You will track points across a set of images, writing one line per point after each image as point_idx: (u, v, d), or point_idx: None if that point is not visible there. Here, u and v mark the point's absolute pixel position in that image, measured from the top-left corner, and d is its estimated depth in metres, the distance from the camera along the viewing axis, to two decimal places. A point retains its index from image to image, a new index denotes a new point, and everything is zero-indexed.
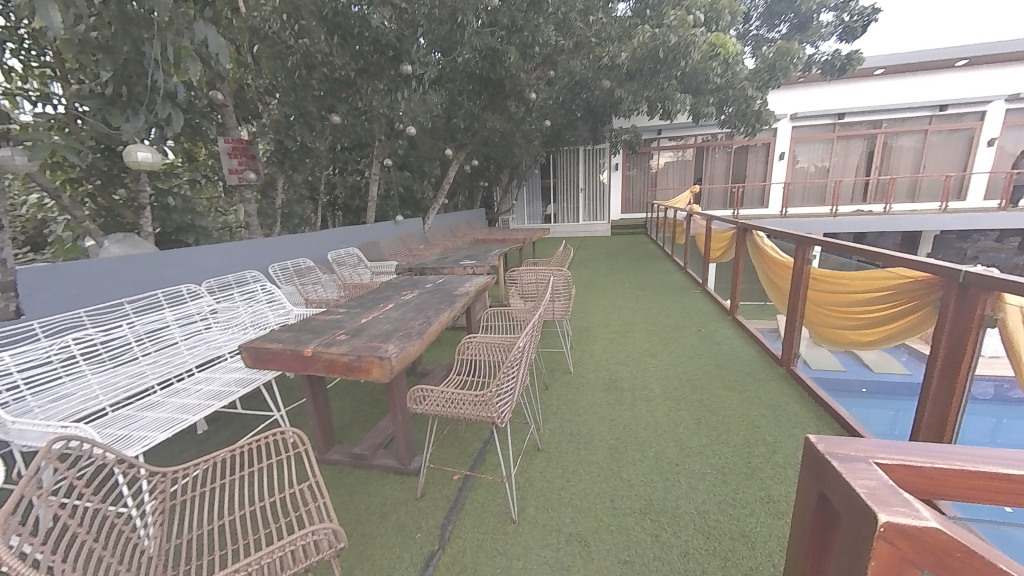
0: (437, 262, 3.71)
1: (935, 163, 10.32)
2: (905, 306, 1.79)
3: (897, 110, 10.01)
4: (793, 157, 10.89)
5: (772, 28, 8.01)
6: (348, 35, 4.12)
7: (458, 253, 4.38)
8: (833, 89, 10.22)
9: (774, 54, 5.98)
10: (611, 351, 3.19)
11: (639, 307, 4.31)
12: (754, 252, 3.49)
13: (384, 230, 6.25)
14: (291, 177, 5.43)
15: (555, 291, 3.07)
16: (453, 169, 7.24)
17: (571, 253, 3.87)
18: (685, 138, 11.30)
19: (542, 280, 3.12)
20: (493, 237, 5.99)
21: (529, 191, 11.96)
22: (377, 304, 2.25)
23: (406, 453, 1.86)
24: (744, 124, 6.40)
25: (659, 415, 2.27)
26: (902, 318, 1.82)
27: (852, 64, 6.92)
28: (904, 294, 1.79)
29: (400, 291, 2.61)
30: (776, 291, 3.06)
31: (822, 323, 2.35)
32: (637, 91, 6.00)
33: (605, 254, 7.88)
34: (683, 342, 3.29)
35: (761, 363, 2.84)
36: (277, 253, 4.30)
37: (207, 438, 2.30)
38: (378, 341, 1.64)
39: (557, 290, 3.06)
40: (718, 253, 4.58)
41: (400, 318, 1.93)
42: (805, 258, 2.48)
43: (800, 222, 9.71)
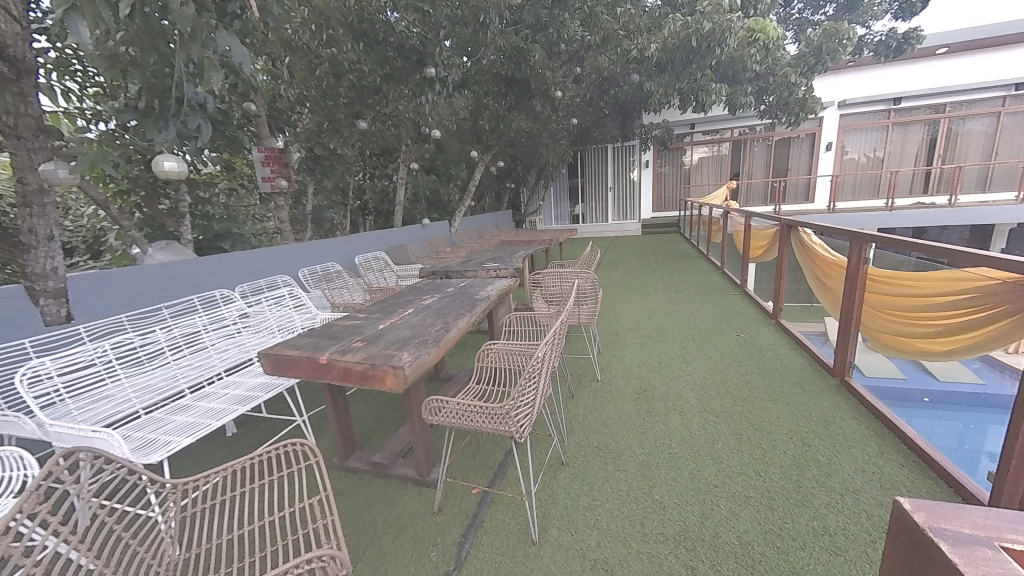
0: (461, 265, 3.67)
1: (1010, 147, 9.29)
2: (991, 311, 1.55)
3: (961, 91, 9.13)
4: (841, 148, 10.16)
5: (817, 10, 7.41)
6: (374, 42, 4.15)
7: (483, 255, 4.32)
8: (887, 73, 9.45)
9: (821, 35, 5.52)
10: (642, 357, 3.02)
11: (672, 310, 4.09)
12: (799, 250, 3.21)
13: (411, 234, 6.27)
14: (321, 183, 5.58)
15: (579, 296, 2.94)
16: (480, 172, 7.23)
17: (599, 254, 3.72)
18: (720, 132, 10.78)
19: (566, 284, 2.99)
20: (520, 239, 5.92)
21: (556, 192, 11.82)
22: (397, 309, 2.21)
23: (425, 463, 1.80)
24: (787, 112, 5.97)
25: (694, 430, 2.09)
26: (988, 326, 1.57)
27: (910, 43, 6.35)
28: (987, 297, 1.55)
29: (422, 295, 2.57)
30: (826, 293, 2.79)
31: (884, 329, 2.09)
32: (668, 84, 5.71)
33: (636, 254, 7.63)
34: (720, 348, 3.07)
35: (809, 372, 2.59)
36: (307, 258, 4.41)
37: (235, 441, 2.35)
38: (394, 349, 1.58)
39: (582, 293, 2.93)
40: (758, 251, 4.27)
41: (418, 324, 1.87)
42: (861, 258, 2.23)
43: (851, 217, 9.03)
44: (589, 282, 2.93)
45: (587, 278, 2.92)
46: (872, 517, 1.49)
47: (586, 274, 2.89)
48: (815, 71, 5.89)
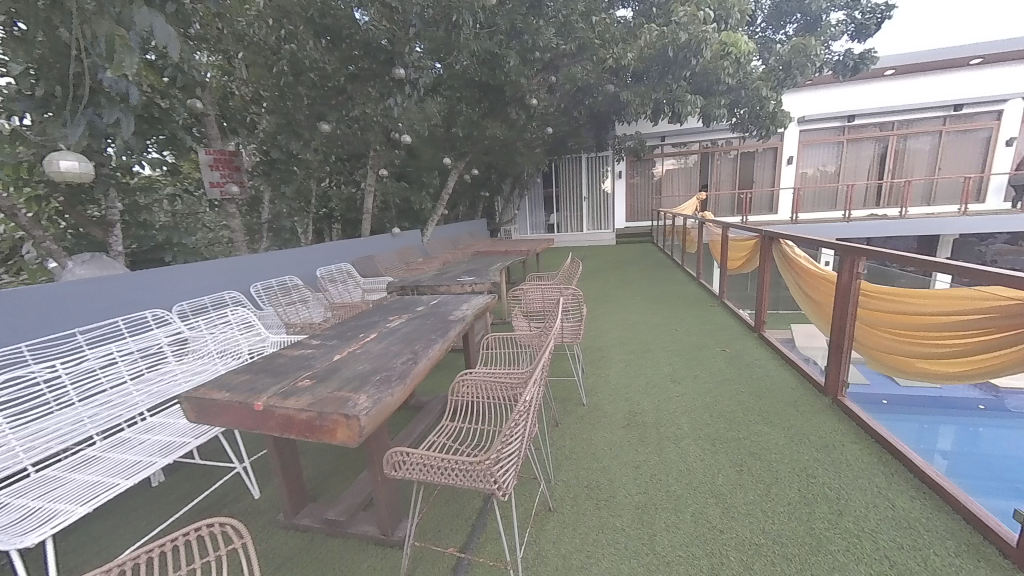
0: (433, 278, 3.40)
1: (952, 164, 9.97)
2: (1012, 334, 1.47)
3: (908, 111, 9.74)
4: (801, 162, 10.63)
5: (780, 29, 7.61)
6: (338, 38, 3.82)
7: (457, 267, 4.06)
8: (842, 91, 9.98)
9: (790, 50, 5.67)
10: (628, 377, 2.84)
11: (655, 324, 3.96)
12: (782, 263, 3.15)
13: (380, 244, 5.92)
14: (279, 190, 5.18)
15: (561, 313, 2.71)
16: (453, 179, 6.99)
17: (580, 266, 3.56)
18: (690, 144, 11.05)
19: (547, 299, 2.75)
20: (496, 249, 5.70)
21: (531, 201, 11.73)
22: (358, 334, 1.92)
23: (389, 520, 1.52)
24: (758, 125, 6.09)
25: (692, 461, 1.91)
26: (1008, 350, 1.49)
27: (866, 63, 6.67)
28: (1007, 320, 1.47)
29: (389, 315, 2.28)
30: (812, 307, 2.71)
31: (882, 348, 2.01)
32: (644, 93, 5.68)
33: (612, 264, 7.57)
34: (707, 365, 2.94)
35: (801, 391, 2.48)
36: (263, 272, 4.01)
37: (162, 493, 1.97)
38: (348, 390, 1.29)
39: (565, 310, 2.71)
40: (736, 262, 4.23)
41: (381, 354, 1.59)
42: (853, 273, 2.15)
43: (813, 227, 9.39)
44: (572, 298, 2.72)
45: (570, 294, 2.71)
46: (897, 566, 1.34)
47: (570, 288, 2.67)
48: (785, 85, 6.06)
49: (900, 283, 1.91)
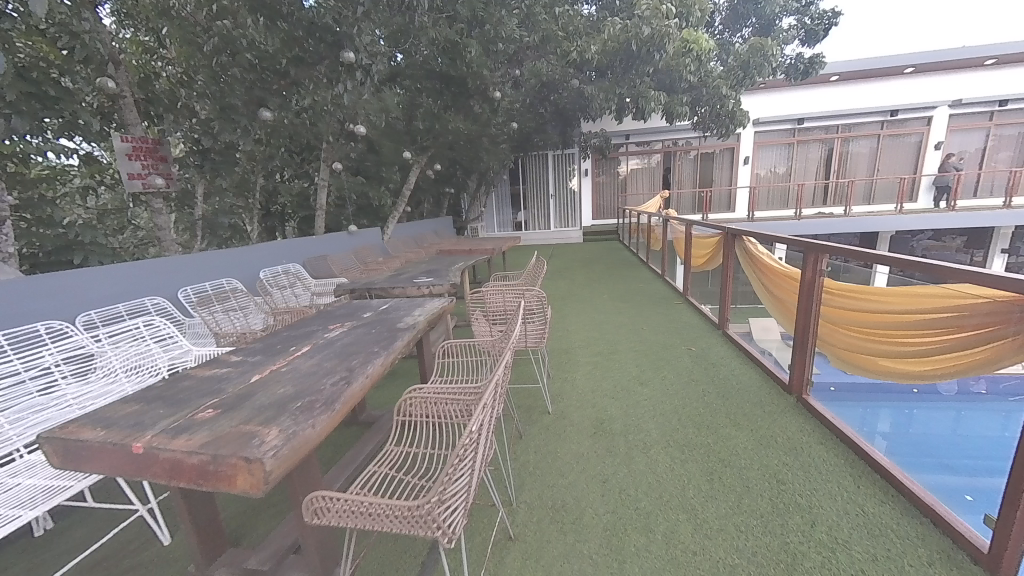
0: (388, 280, 3.14)
1: (888, 166, 10.71)
2: (978, 334, 1.44)
3: (851, 115, 10.35)
4: (755, 163, 11.09)
5: (737, 32, 7.79)
6: (277, 15, 3.37)
7: (416, 267, 3.80)
8: (793, 95, 10.46)
9: (748, 50, 5.79)
10: (596, 380, 2.72)
11: (622, 323, 3.89)
12: (745, 260, 3.14)
13: (334, 244, 5.54)
14: (213, 182, 4.75)
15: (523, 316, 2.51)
16: (415, 175, 6.69)
17: (545, 265, 3.41)
18: (653, 143, 11.23)
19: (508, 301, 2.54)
20: (460, 248, 5.48)
21: (497, 198, 11.54)
22: (289, 347, 1.67)
23: (321, 567, 1.29)
24: (718, 124, 6.22)
25: (663, 473, 1.80)
26: (972, 350, 1.47)
27: (815, 68, 6.96)
28: (973, 319, 1.44)
29: (330, 323, 2.02)
30: (775, 304, 2.70)
31: (846, 346, 2.00)
32: (608, 88, 5.61)
33: (579, 262, 7.53)
34: (674, 365, 2.88)
35: (766, 390, 2.45)
36: (196, 275, 3.59)
37: (44, 546, 1.63)
38: (258, 423, 1.06)
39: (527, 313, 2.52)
40: (699, 259, 4.22)
41: (310, 374, 1.35)
42: (817, 270, 2.13)
43: (768, 225, 9.78)
44: (536, 299, 2.53)
45: (533, 296, 2.51)
46: None
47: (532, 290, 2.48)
48: (744, 84, 6.20)
49: (863, 280, 1.90)
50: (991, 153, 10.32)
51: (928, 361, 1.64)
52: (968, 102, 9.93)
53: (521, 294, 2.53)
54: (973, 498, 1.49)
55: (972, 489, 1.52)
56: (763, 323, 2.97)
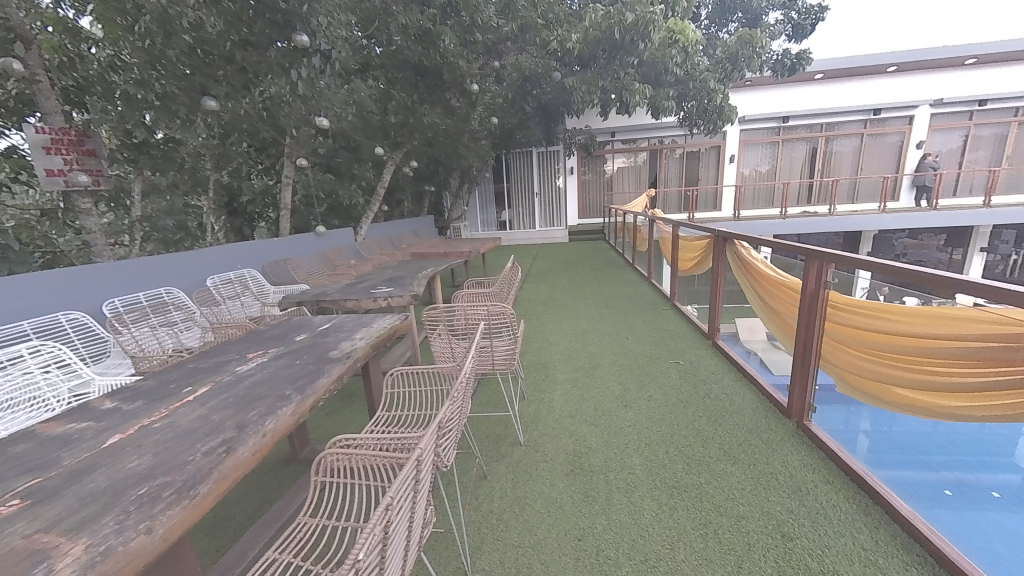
0: (343, 290, 2.80)
1: (872, 165, 10.72)
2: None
3: (835, 114, 10.32)
4: (741, 162, 11.00)
5: (723, 26, 7.56)
6: None
7: (381, 273, 3.46)
8: (777, 93, 10.40)
9: (737, 42, 5.58)
10: (575, 402, 2.44)
11: (606, 332, 3.62)
12: (737, 266, 2.89)
13: (300, 246, 5.14)
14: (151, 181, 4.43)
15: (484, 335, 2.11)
16: (389, 172, 6.32)
17: (520, 271, 3.10)
18: (639, 141, 11.03)
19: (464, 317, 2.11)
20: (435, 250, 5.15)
21: (480, 196, 11.20)
22: (184, 388, 1.34)
23: None
24: (705, 119, 6.01)
25: (648, 526, 1.52)
26: (1015, 390, 1.22)
27: (802, 63, 6.85)
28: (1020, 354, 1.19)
29: (253, 349, 1.69)
30: (772, 317, 2.45)
31: (853, 369, 1.75)
32: (591, 81, 5.30)
33: (564, 263, 7.26)
34: (661, 382, 2.62)
35: (761, 413, 2.21)
36: (130, 284, 3.17)
37: None
38: (66, 531, 0.73)
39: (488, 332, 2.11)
40: (687, 263, 3.98)
41: (187, 435, 1.03)
42: (821, 281, 1.87)
43: (754, 224, 9.68)
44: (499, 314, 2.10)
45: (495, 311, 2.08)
46: None
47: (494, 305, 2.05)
48: (733, 77, 5.99)
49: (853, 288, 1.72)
50: (970, 152, 10.41)
51: (951, 397, 1.40)
52: (949, 101, 9.97)
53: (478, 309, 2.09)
54: (952, 494, 1.55)
55: (946, 484, 1.59)
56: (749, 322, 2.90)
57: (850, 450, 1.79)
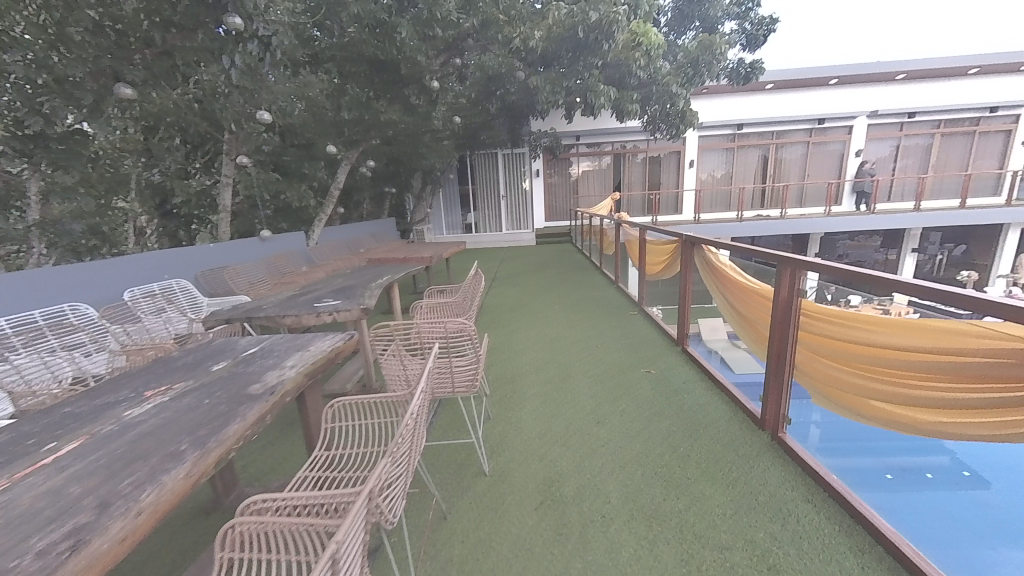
0: (285, 302, 2.49)
1: (817, 171, 11.39)
2: (1016, 391, 1.12)
3: (784, 122, 10.89)
4: (699, 166, 11.36)
5: (681, 34, 7.73)
6: None
7: (332, 282, 3.15)
8: (731, 101, 10.85)
9: (697, 46, 5.71)
10: (544, 420, 2.27)
11: (575, 340, 3.49)
12: (705, 271, 2.83)
13: (242, 252, 4.68)
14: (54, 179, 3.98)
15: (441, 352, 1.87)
16: (344, 172, 5.94)
17: (484, 278, 2.89)
18: (603, 145, 11.15)
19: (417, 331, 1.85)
20: (395, 255, 4.85)
21: (445, 198, 10.91)
22: (47, 444, 1.04)
23: None
24: (668, 123, 6.08)
25: (626, 567, 1.37)
26: (1005, 408, 1.16)
27: (755, 73, 7.12)
28: (1009, 372, 1.12)
29: (158, 383, 1.40)
30: (743, 323, 2.39)
31: (828, 380, 1.68)
32: (555, 81, 5.18)
33: (531, 267, 7.14)
34: (633, 393, 2.50)
35: (736, 423, 2.13)
36: (26, 299, 2.71)
37: None
38: None
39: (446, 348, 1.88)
40: (654, 266, 3.93)
41: (26, 523, 0.76)
42: (794, 288, 1.80)
43: (713, 227, 10.00)
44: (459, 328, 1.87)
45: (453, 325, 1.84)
46: None
47: (453, 318, 1.81)
48: (694, 82, 6.12)
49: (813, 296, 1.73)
50: (901, 160, 11.30)
51: (932, 413, 1.34)
52: (883, 113, 10.76)
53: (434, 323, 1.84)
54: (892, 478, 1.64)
55: None
56: (711, 323, 2.95)
57: (828, 467, 1.75)
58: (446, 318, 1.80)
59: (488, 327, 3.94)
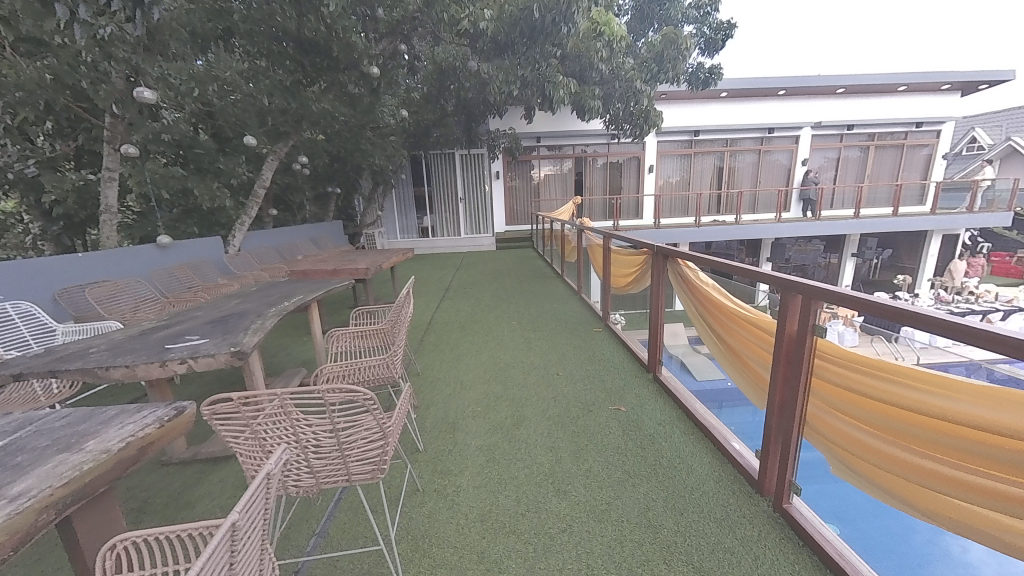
0: (136, 338, 1.81)
1: (767, 179, 11.73)
2: None
3: (737, 130, 11.11)
4: (658, 172, 11.36)
5: (641, 35, 7.53)
6: None
7: (226, 305, 2.47)
8: (687, 109, 10.96)
9: (661, 41, 5.45)
10: (489, 492, 1.74)
11: (532, 366, 3.00)
12: (682, 290, 2.43)
13: (127, 263, 3.76)
14: None
15: (323, 434, 1.18)
16: (270, 168, 5.16)
17: (414, 298, 2.29)
18: (564, 147, 10.88)
19: (275, 411, 1.11)
20: (325, 265, 4.15)
21: (398, 200, 10.15)
22: None
23: None
24: (632, 123, 5.80)
25: None
26: None
27: (713, 78, 7.07)
28: None
29: None
30: (729, 357, 1.98)
31: (853, 448, 1.28)
32: (509, 69, 4.68)
33: (488, 275, 6.61)
34: (602, 444, 2.03)
35: (726, 485, 1.71)
36: None
37: None
38: None
39: (330, 430, 1.18)
40: (620, 279, 3.53)
41: None
42: (806, 323, 1.39)
43: (672, 232, 9.91)
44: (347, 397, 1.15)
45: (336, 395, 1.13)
46: None
47: (333, 387, 1.10)
48: (657, 79, 5.89)
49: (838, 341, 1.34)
50: (841, 170, 11.89)
51: (1012, 522, 0.93)
52: (826, 124, 11.23)
53: (304, 395, 1.11)
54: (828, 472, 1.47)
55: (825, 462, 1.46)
56: (670, 327, 2.65)
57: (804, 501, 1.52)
58: (319, 387, 1.08)
59: (433, 351, 3.36)
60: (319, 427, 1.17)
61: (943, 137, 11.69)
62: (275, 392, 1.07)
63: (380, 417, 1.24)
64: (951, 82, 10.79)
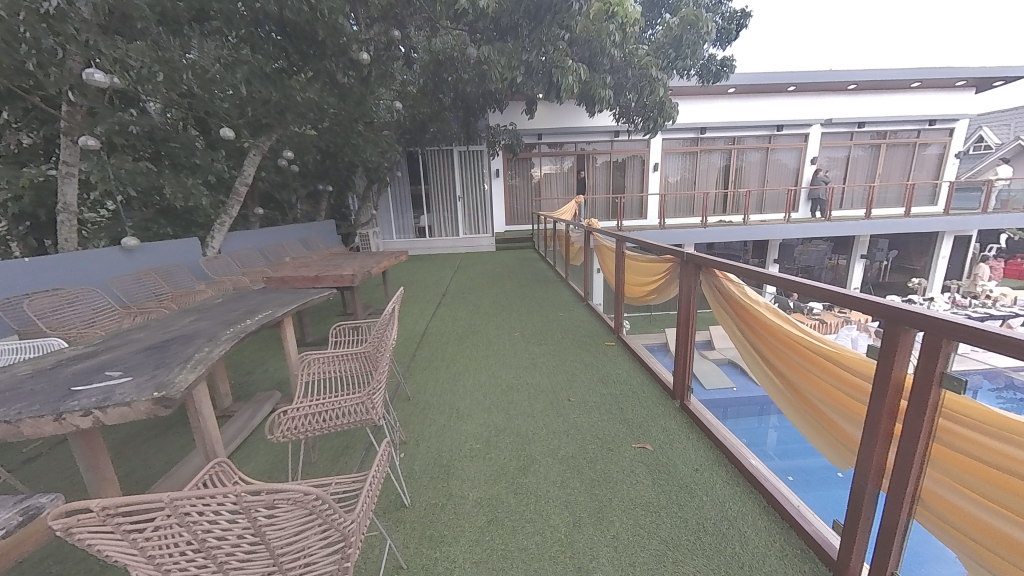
0: (49, 372, 1.44)
1: (775, 178, 11.37)
2: None
3: (745, 127, 10.73)
4: (662, 171, 10.99)
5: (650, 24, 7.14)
6: None
7: (181, 322, 2.09)
8: (693, 106, 10.59)
9: (679, 24, 5.09)
10: (490, 571, 1.37)
11: (538, 388, 2.63)
12: (720, 306, 2.05)
13: (87, 268, 3.38)
14: None
15: (245, 548, 0.80)
16: (253, 164, 4.78)
17: (399, 311, 1.92)
18: (565, 145, 10.52)
19: (167, 522, 0.72)
20: (309, 270, 3.77)
21: (393, 198, 9.76)
22: None
23: None
24: (646, 115, 5.56)
25: None
26: None
27: (725, 70, 6.72)
28: None
29: None
30: (788, 396, 1.61)
31: (999, 546, 0.94)
32: (510, 53, 4.29)
33: (488, 278, 6.23)
34: (629, 500, 1.65)
35: (792, 563, 1.35)
36: None
37: None
38: None
39: (258, 542, 0.80)
40: (637, 288, 3.16)
41: None
42: (927, 374, 1.01)
43: (678, 232, 9.56)
44: (278, 498, 0.77)
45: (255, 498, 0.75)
46: None
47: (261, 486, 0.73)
48: (672, 66, 5.56)
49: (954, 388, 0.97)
50: (851, 169, 11.53)
51: None
52: (836, 122, 10.86)
53: (210, 501, 0.72)
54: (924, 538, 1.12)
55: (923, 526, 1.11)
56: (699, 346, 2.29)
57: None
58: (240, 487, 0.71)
59: (426, 369, 2.99)
60: (237, 540, 0.78)
61: (956, 135, 11.36)
62: (163, 497, 0.68)
63: (331, 512, 0.87)
64: (965, 79, 10.45)
